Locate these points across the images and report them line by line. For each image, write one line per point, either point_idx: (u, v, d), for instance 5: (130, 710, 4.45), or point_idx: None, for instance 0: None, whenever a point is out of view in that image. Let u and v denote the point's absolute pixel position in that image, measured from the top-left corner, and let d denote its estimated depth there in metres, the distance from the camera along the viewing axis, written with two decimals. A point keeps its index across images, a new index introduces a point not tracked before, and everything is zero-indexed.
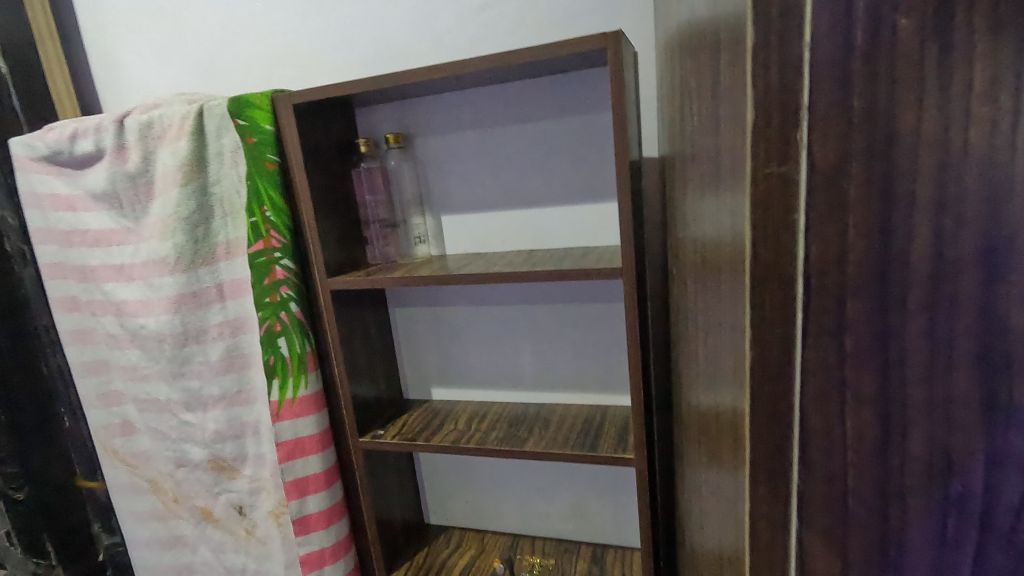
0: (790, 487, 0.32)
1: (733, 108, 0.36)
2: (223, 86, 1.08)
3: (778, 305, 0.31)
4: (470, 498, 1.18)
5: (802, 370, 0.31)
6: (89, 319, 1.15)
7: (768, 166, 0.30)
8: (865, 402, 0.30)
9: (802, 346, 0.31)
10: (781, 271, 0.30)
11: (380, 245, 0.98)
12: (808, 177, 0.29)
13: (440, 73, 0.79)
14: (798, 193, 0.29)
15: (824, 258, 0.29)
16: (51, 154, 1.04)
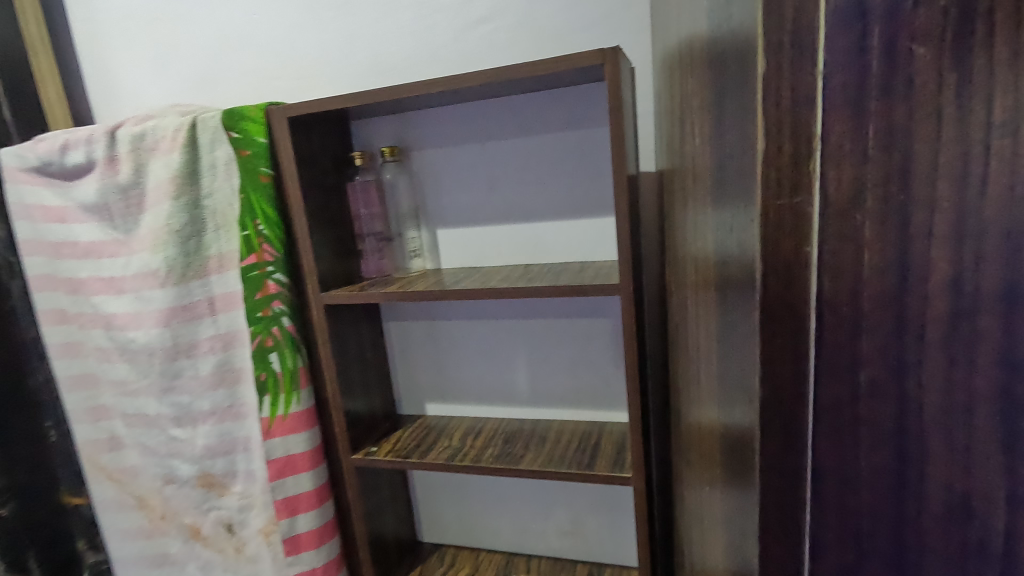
0: (801, 523, 0.32)
1: (741, 135, 0.36)
2: (218, 97, 1.07)
3: (789, 339, 0.30)
4: (464, 515, 1.16)
5: (815, 406, 0.30)
6: (77, 332, 1.13)
7: (780, 199, 0.29)
8: (881, 438, 0.29)
9: (815, 382, 0.30)
10: (794, 305, 0.30)
11: (374, 259, 0.97)
12: (822, 209, 0.28)
13: (437, 87, 0.78)
14: (811, 227, 0.29)
15: (837, 294, 0.29)
16: (43, 165, 1.03)
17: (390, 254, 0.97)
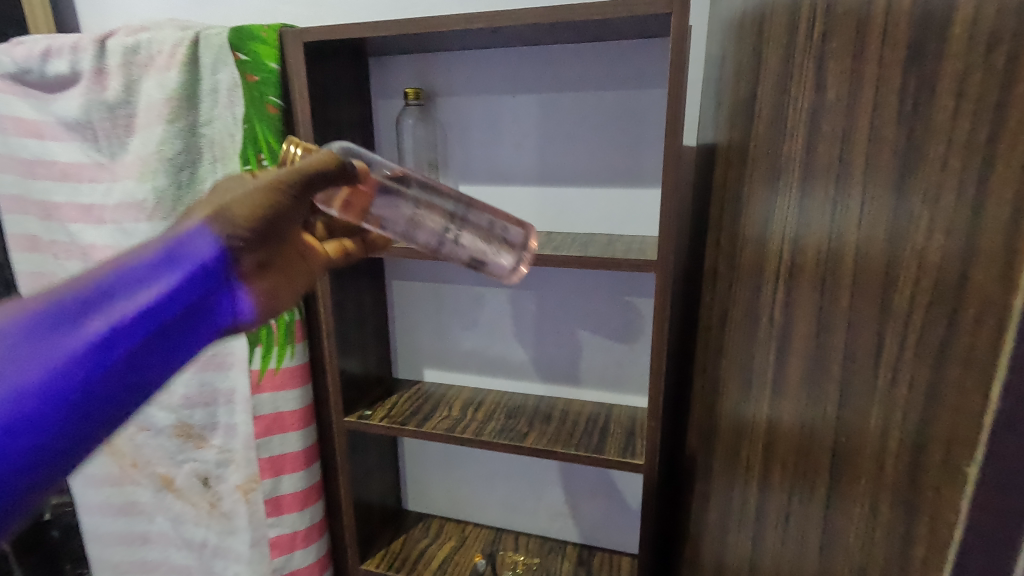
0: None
1: (868, 90, 0.29)
2: (217, 17, 0.94)
3: (922, 320, 0.23)
4: (453, 486, 1.11)
5: (930, 412, 0.22)
6: (49, 263, 0.99)
7: (947, 104, 0.21)
8: (993, 502, 0.18)
9: (940, 376, 0.21)
10: (945, 273, 0.21)
11: (480, 256, 0.60)
12: (992, 121, 0.18)
13: (475, 22, 0.69)
14: (977, 151, 0.19)
15: (987, 257, 0.18)
16: (19, 72, 0.89)
17: (499, 230, 0.60)
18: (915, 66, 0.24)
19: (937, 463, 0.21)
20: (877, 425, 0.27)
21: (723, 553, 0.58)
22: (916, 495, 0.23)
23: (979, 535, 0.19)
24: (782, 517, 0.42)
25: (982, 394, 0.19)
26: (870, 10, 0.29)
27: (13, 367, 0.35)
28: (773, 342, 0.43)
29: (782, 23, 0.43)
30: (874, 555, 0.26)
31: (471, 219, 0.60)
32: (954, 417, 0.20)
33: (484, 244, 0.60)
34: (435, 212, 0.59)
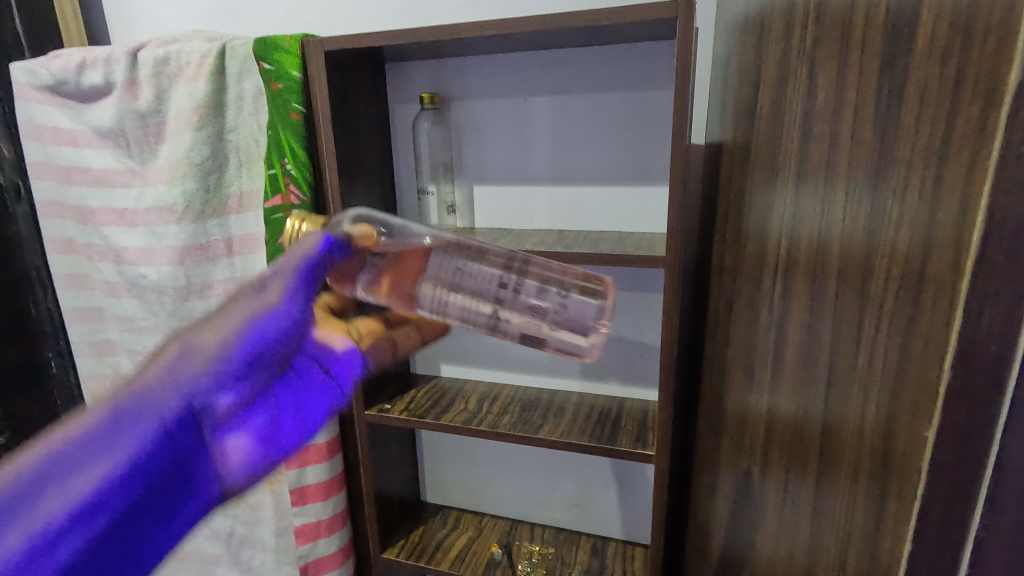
0: (875, 541, 0.27)
1: (851, 94, 0.31)
2: (240, 28, 0.98)
3: (897, 305, 0.25)
4: (470, 478, 1.15)
5: (904, 386, 0.24)
6: (85, 264, 1.05)
7: (913, 108, 0.24)
8: (957, 461, 0.20)
9: (911, 354, 0.23)
10: (913, 261, 0.23)
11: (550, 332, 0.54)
12: (949, 123, 0.21)
13: (488, 29, 0.71)
14: (936, 150, 0.22)
15: (945, 244, 0.21)
16: (56, 84, 0.94)
17: (566, 297, 0.54)
18: (891, 70, 0.26)
19: (904, 429, 0.24)
20: (863, 404, 0.29)
21: (732, 537, 0.60)
22: (895, 464, 0.25)
23: (941, 488, 0.21)
24: (785, 497, 0.44)
25: (937, 365, 0.21)
26: (854, 20, 0.31)
27: (78, 476, 0.30)
28: (775, 332, 0.45)
29: (779, 28, 0.45)
30: (857, 519, 0.29)
31: (533, 289, 0.54)
32: (915, 387, 0.23)
33: (552, 316, 0.54)
34: (488, 288, 0.54)
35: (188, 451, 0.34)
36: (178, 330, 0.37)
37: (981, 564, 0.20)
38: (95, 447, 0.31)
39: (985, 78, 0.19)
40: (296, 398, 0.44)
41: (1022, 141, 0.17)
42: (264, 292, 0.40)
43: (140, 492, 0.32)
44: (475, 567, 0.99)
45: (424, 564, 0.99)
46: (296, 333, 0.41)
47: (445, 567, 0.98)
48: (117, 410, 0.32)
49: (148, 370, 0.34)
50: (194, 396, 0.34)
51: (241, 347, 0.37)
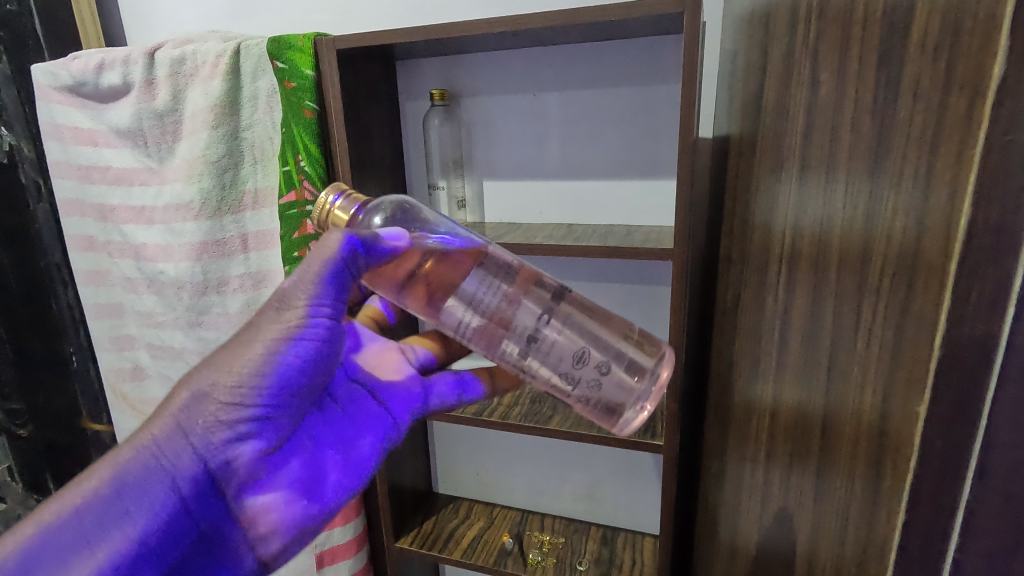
0: (874, 520, 0.28)
1: (851, 88, 0.32)
2: (253, 28, 1.00)
3: (893, 291, 0.26)
4: (481, 469, 1.17)
5: (899, 367, 0.25)
6: (105, 260, 1.07)
7: (908, 102, 0.25)
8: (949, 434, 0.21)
9: (905, 336, 0.25)
10: (907, 248, 0.25)
11: (578, 389, 0.55)
12: (940, 114, 0.22)
13: (497, 26, 0.73)
14: (927, 142, 0.23)
15: (937, 230, 0.22)
16: (75, 85, 0.96)
17: (617, 355, 0.56)
18: (890, 64, 0.27)
19: (898, 408, 0.25)
20: (861, 388, 0.30)
21: (739, 525, 0.61)
22: (889, 443, 0.26)
23: (930, 463, 0.23)
24: (789, 481, 0.45)
25: (928, 344, 0.23)
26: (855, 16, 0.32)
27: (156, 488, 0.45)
28: (780, 321, 0.46)
29: (785, 23, 0.46)
30: (855, 497, 0.30)
31: (570, 343, 0.55)
32: (909, 366, 0.24)
33: (591, 377, 0.55)
34: (525, 335, 0.54)
35: (228, 473, 0.48)
36: (187, 376, 0.47)
37: (969, 534, 0.22)
38: (152, 472, 0.45)
39: (970, 76, 0.20)
40: (354, 421, 0.60)
41: (1006, 133, 0.18)
42: (248, 340, 0.47)
43: (205, 498, 0.47)
44: (487, 556, 1.01)
45: (436, 553, 1.01)
46: (274, 381, 0.48)
47: (457, 556, 1.00)
48: (158, 444, 0.46)
49: (163, 417, 0.46)
50: (203, 436, 0.46)
51: (222, 396, 0.46)
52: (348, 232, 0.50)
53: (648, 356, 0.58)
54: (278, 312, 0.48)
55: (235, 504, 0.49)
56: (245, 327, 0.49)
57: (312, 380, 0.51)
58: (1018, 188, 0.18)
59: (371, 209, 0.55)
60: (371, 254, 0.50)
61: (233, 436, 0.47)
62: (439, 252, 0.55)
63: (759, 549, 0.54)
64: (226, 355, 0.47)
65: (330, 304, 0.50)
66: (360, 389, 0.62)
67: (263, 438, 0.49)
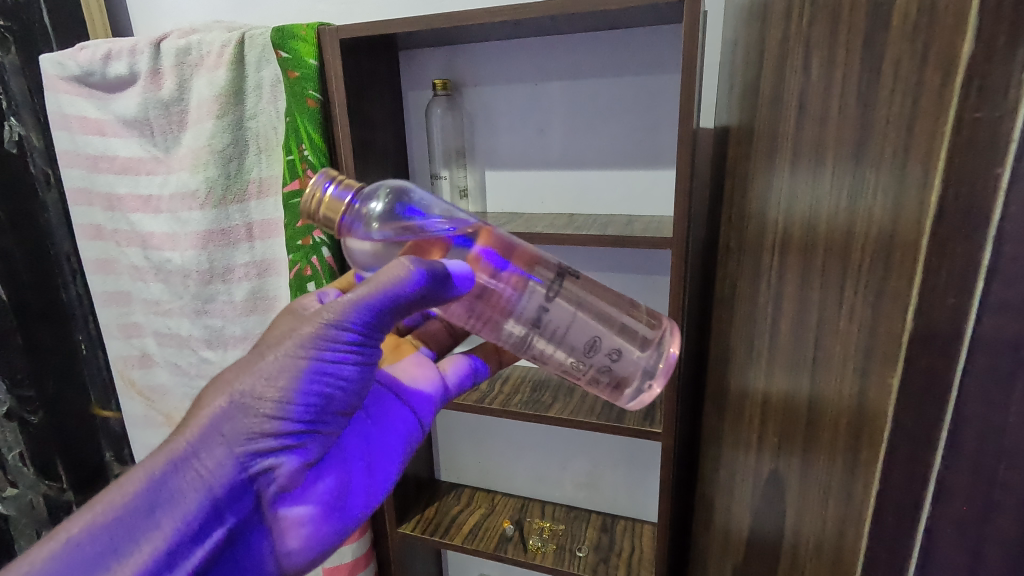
0: (858, 491, 0.29)
1: (845, 76, 0.33)
2: (257, 18, 1.01)
3: (878, 269, 0.27)
4: (483, 457, 1.18)
5: (883, 341, 0.26)
6: (112, 249, 1.09)
7: (897, 88, 0.26)
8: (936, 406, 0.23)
9: (889, 310, 0.26)
10: (893, 228, 0.26)
11: (591, 371, 0.57)
12: (925, 100, 0.23)
13: (500, 16, 0.73)
14: (912, 126, 0.24)
15: (919, 210, 0.23)
16: (83, 75, 0.97)
17: (621, 328, 0.58)
18: (880, 54, 0.28)
19: (876, 378, 0.27)
20: (848, 365, 0.31)
21: (734, 509, 0.62)
22: (874, 415, 0.27)
23: (905, 429, 0.24)
24: (782, 463, 0.46)
25: (902, 314, 0.25)
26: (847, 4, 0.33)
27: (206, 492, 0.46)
28: (773, 307, 0.47)
29: (780, 11, 0.46)
30: (841, 471, 0.31)
31: (575, 323, 0.56)
32: (886, 337, 0.26)
33: (601, 355, 0.57)
34: (530, 318, 0.55)
35: (264, 483, 0.49)
36: (226, 386, 0.48)
37: (941, 496, 0.23)
38: (189, 480, 0.46)
39: (946, 61, 0.21)
40: (382, 427, 0.60)
41: (976, 109, 0.20)
42: (291, 352, 0.49)
43: (240, 508, 0.48)
44: (488, 541, 1.02)
45: (437, 538, 1.02)
46: (316, 394, 0.49)
47: (458, 541, 1.01)
48: (195, 452, 0.46)
49: (202, 425, 0.47)
50: (244, 445, 0.47)
51: (265, 406, 0.47)
52: (419, 266, 0.50)
53: (652, 329, 0.59)
54: (324, 326, 0.49)
55: (268, 515, 0.50)
56: (280, 335, 0.50)
57: (351, 397, 0.52)
58: (986, 162, 0.20)
59: (366, 196, 0.53)
60: (439, 287, 0.50)
61: (274, 446, 0.48)
62: (489, 270, 0.55)
63: (754, 532, 0.55)
64: (269, 366, 0.48)
65: (378, 322, 0.51)
66: (383, 390, 0.63)
67: (303, 451, 0.50)
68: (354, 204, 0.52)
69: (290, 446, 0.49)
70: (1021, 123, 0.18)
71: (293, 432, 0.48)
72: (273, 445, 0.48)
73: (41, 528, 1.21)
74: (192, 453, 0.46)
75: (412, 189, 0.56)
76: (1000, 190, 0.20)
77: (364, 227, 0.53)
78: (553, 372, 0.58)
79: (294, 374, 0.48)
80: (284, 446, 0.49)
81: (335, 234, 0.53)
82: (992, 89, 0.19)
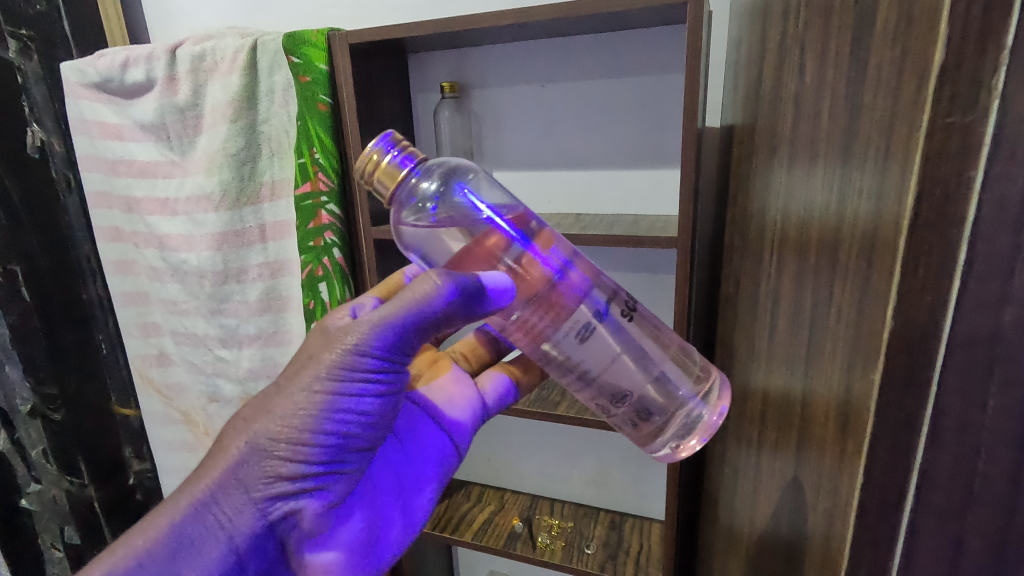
0: (848, 481, 0.31)
1: (841, 81, 0.34)
2: (269, 24, 1.03)
3: (862, 267, 0.30)
4: (493, 454, 1.19)
5: (868, 333, 0.28)
6: (131, 250, 1.12)
7: (881, 98, 0.28)
8: (921, 394, 0.25)
9: (873, 303, 0.28)
10: (876, 230, 0.28)
11: (620, 412, 0.57)
12: (907, 109, 0.25)
13: (505, 19, 0.74)
14: (893, 132, 0.26)
15: (899, 211, 0.25)
16: (102, 81, 1.00)
17: (661, 376, 0.56)
18: (872, 63, 0.29)
19: (859, 377, 0.29)
20: (837, 359, 0.33)
21: (737, 506, 0.63)
22: (858, 405, 0.29)
23: (886, 423, 0.26)
24: (783, 459, 0.47)
25: (882, 313, 0.27)
26: (840, 17, 0.34)
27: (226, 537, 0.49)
28: (772, 306, 0.48)
29: (778, 13, 0.47)
30: (832, 463, 0.33)
31: (615, 360, 0.55)
32: (869, 333, 0.28)
33: (632, 399, 0.56)
34: (569, 338, 0.54)
35: (286, 523, 0.51)
36: (242, 431, 0.50)
37: (923, 488, 0.25)
38: (210, 526, 0.49)
39: (929, 73, 0.23)
40: (415, 453, 0.63)
41: (948, 115, 0.22)
42: (306, 394, 0.50)
43: (262, 548, 0.51)
44: (498, 538, 1.04)
45: (447, 534, 1.03)
46: (333, 435, 0.50)
47: (468, 538, 1.02)
48: (217, 498, 0.49)
49: (222, 470, 0.49)
50: (262, 489, 0.49)
51: (280, 450, 0.49)
52: (449, 279, 0.52)
53: (701, 381, 0.57)
54: (337, 365, 0.50)
55: (294, 557, 0.52)
56: (295, 377, 0.51)
57: (371, 432, 0.53)
58: (959, 166, 0.22)
59: (426, 171, 0.55)
60: (470, 302, 0.52)
61: (293, 490, 0.50)
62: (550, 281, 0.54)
63: (756, 527, 0.56)
64: (281, 411, 0.50)
65: (395, 350, 0.52)
66: (420, 412, 0.66)
67: (324, 492, 0.51)
68: (412, 175, 0.53)
69: (309, 487, 0.50)
70: (992, 127, 0.21)
71: (312, 473, 0.50)
72: (291, 486, 0.50)
73: (64, 522, 1.24)
74: (211, 500, 0.49)
75: (473, 175, 0.59)
76: (972, 192, 0.22)
77: (414, 198, 0.55)
78: (581, 397, 0.57)
79: (309, 419, 0.49)
80: (303, 486, 0.50)
81: (386, 203, 0.54)
82: (963, 97, 0.22)
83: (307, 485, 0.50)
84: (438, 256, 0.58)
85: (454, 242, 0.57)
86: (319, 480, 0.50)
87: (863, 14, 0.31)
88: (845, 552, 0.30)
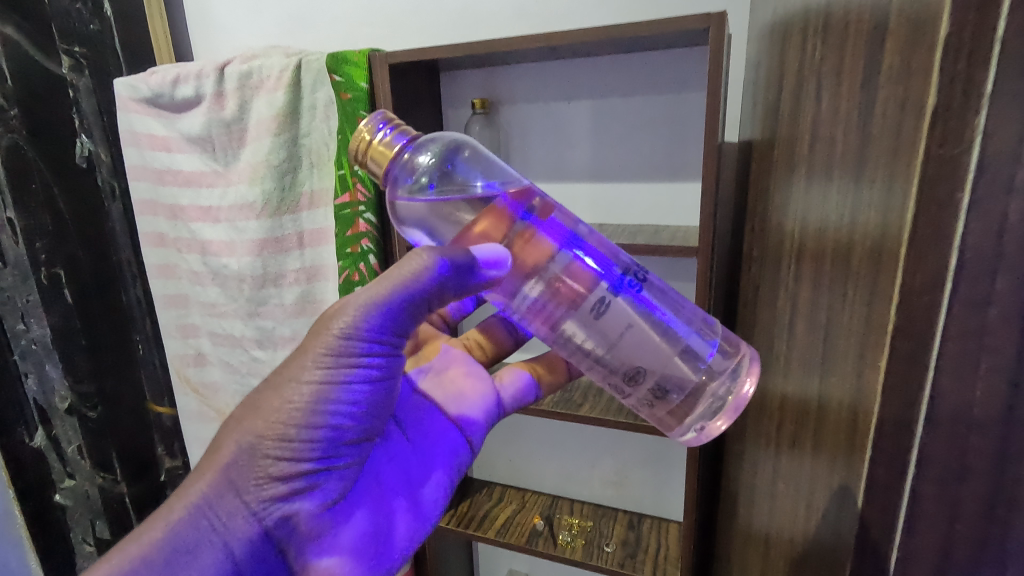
0: (863, 464, 0.34)
1: (856, 106, 0.38)
2: (310, 43, 1.09)
3: (871, 272, 0.34)
4: (515, 455, 1.23)
5: (876, 329, 0.33)
6: (173, 255, 1.18)
7: (889, 126, 0.32)
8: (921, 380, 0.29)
9: (880, 303, 0.32)
10: (882, 241, 0.32)
11: (636, 391, 0.59)
12: (906, 138, 0.29)
13: (536, 43, 0.79)
14: (893, 159, 0.31)
15: (901, 224, 0.30)
16: (153, 96, 1.07)
17: (686, 349, 0.59)
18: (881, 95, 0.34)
19: (870, 369, 0.33)
20: (851, 354, 0.37)
21: (756, 502, 0.66)
22: (870, 394, 0.33)
23: (891, 407, 0.31)
24: (799, 452, 0.51)
25: (889, 313, 0.31)
26: (852, 50, 0.39)
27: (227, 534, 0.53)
28: (791, 308, 0.52)
29: (796, 42, 0.51)
30: (849, 449, 0.37)
31: (629, 338, 0.58)
32: (877, 330, 0.33)
33: (648, 377, 0.59)
34: (578, 309, 0.57)
35: (284, 520, 0.55)
36: (231, 434, 0.54)
37: (923, 464, 0.29)
38: (206, 529, 0.52)
39: (926, 108, 0.28)
40: (434, 444, 0.69)
41: (940, 147, 0.27)
42: (294, 396, 0.53)
43: (263, 544, 0.54)
44: (519, 535, 1.07)
45: (472, 531, 1.07)
46: (322, 431, 0.54)
47: (491, 534, 1.06)
48: (211, 502, 0.53)
49: (214, 474, 0.53)
50: (256, 488, 0.53)
51: (270, 449, 0.53)
52: (441, 257, 0.56)
53: (728, 357, 0.60)
54: (323, 361, 0.53)
55: (296, 559, 0.56)
56: (282, 378, 0.54)
57: (361, 423, 0.57)
58: (950, 189, 0.26)
59: (418, 146, 0.60)
60: (460, 276, 0.55)
61: (286, 489, 0.54)
62: (557, 254, 0.58)
63: (773, 519, 0.59)
64: (267, 410, 0.53)
65: (382, 336, 0.56)
66: (429, 404, 0.72)
67: (319, 491, 0.56)
68: (403, 151, 0.59)
69: (300, 480, 0.54)
70: (975, 158, 0.25)
71: (303, 467, 0.54)
72: (285, 481, 0.54)
73: (96, 517, 1.29)
74: (204, 502, 0.52)
75: (473, 147, 0.64)
76: (960, 211, 0.26)
77: (409, 175, 0.60)
78: (596, 378, 0.60)
79: (296, 418, 0.53)
80: (297, 480, 0.54)
81: (380, 181, 0.59)
82: (953, 133, 0.26)
83: (299, 479, 0.54)
84: (443, 232, 0.63)
85: (461, 216, 0.61)
86: (312, 474, 0.55)
87: (874, 51, 0.35)
88: (857, 522, 0.34)
